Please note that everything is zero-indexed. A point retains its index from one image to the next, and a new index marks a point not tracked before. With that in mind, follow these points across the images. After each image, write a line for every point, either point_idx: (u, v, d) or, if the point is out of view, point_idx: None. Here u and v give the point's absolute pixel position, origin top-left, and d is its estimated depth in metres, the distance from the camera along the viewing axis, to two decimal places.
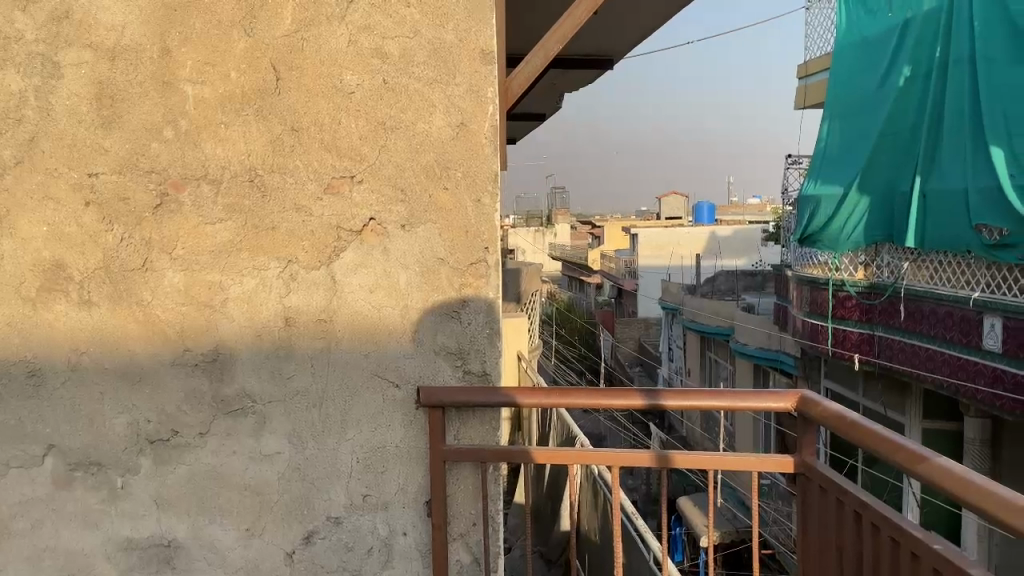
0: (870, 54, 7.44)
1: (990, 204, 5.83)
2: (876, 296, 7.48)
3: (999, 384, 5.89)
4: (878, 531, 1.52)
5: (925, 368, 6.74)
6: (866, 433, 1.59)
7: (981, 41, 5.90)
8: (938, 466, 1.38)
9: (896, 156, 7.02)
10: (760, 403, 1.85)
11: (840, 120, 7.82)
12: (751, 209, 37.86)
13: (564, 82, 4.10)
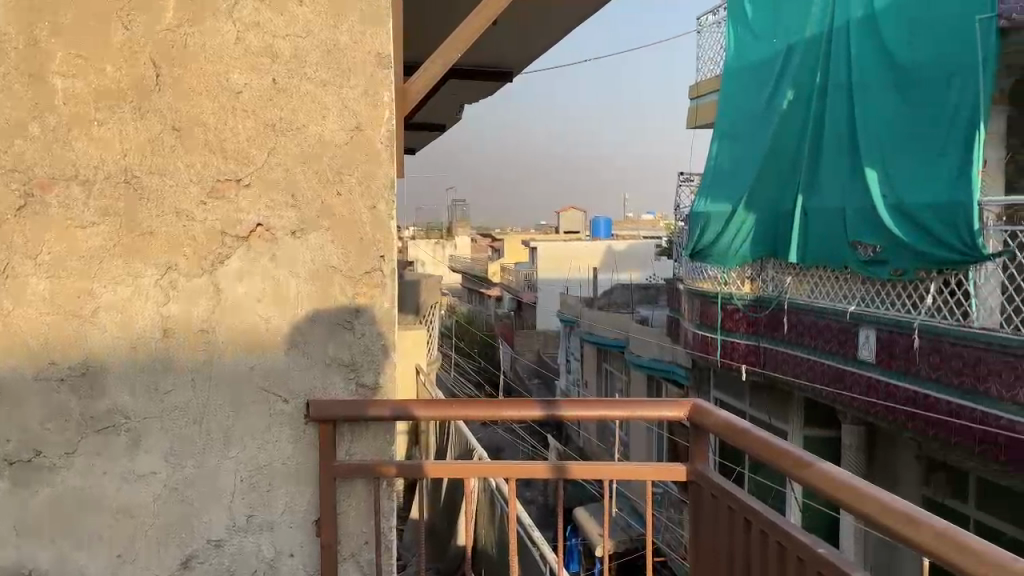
0: (755, 78, 7.79)
1: (867, 223, 6.21)
2: (761, 309, 7.77)
3: (874, 393, 6.24)
4: (765, 537, 1.56)
5: (806, 378, 7.07)
6: (754, 439, 1.62)
7: (858, 69, 6.29)
8: (820, 470, 1.42)
9: (780, 176, 7.37)
10: (655, 413, 1.87)
11: (728, 140, 8.14)
12: (645, 225, 38.98)
13: (465, 91, 4.07)
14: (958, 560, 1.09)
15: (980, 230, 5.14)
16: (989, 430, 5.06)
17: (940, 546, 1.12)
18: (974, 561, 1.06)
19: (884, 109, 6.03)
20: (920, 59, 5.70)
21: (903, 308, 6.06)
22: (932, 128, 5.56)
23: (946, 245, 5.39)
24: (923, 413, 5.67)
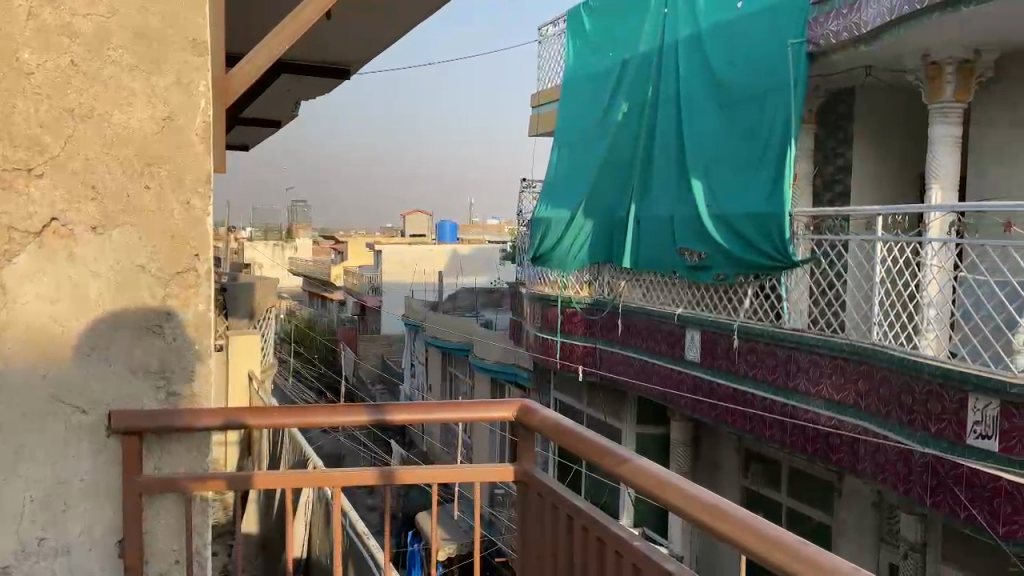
0: (592, 89, 8.07)
1: (692, 231, 6.59)
2: (598, 312, 8.04)
3: (699, 391, 6.64)
4: (587, 532, 1.59)
5: (639, 377, 7.40)
6: (576, 437, 1.66)
7: (687, 84, 6.67)
8: (637, 466, 1.48)
9: (615, 185, 7.68)
10: (483, 414, 1.87)
11: (567, 148, 8.39)
12: (489, 229, 39.49)
13: (297, 87, 3.93)
14: (762, 548, 1.17)
15: (790, 239, 5.60)
16: (802, 424, 5.54)
17: (746, 536, 1.20)
18: (772, 547, 1.15)
19: (710, 123, 6.42)
20: (740, 77, 6.11)
21: (724, 312, 6.48)
22: (750, 143, 5.99)
23: (762, 252, 5.82)
24: (744, 410, 6.11)
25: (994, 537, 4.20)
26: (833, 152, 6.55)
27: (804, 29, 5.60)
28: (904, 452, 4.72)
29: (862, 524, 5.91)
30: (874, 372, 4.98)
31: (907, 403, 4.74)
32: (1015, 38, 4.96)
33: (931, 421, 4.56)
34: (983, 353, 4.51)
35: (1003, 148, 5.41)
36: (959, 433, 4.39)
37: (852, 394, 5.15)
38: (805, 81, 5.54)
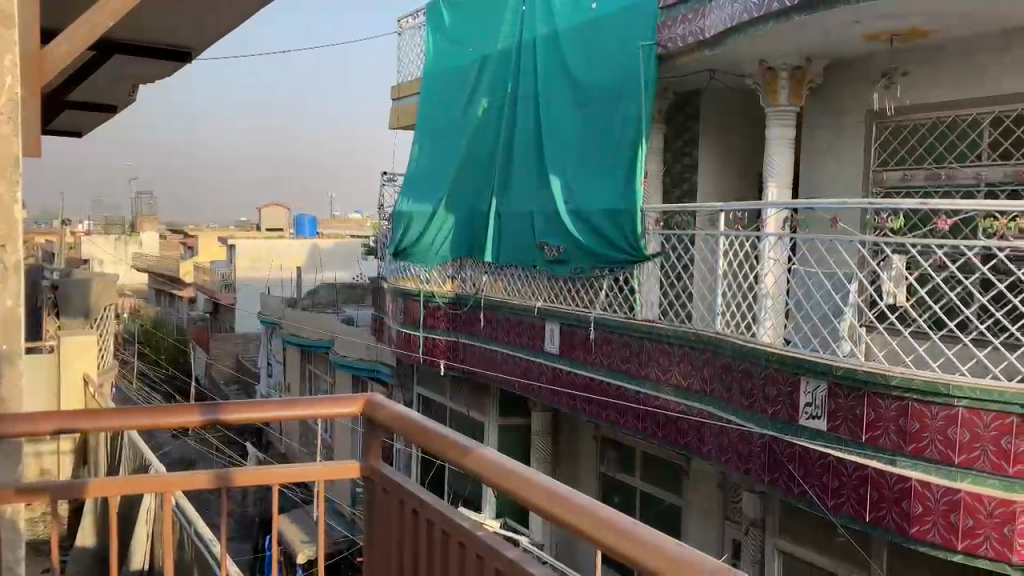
0: (451, 84, 8.06)
1: (550, 226, 6.73)
2: (459, 306, 8.05)
3: (557, 382, 6.80)
4: (431, 526, 1.58)
5: (501, 370, 7.49)
6: (420, 430, 1.65)
7: (544, 83, 6.79)
8: (482, 456, 1.48)
9: (477, 180, 7.72)
10: (325, 410, 1.85)
11: (428, 142, 8.34)
12: (350, 224, 38.74)
13: (133, 71, 3.71)
14: (602, 536, 1.19)
15: (642, 234, 5.82)
16: (655, 411, 5.80)
17: (588, 525, 1.22)
18: (612, 536, 1.17)
19: (567, 122, 6.58)
20: (595, 77, 6.29)
21: (581, 305, 6.65)
22: (604, 140, 6.18)
23: (616, 246, 6.03)
24: (601, 400, 6.31)
25: (824, 509, 4.57)
26: (680, 151, 6.87)
27: (653, 32, 5.84)
28: (746, 434, 5.04)
29: (707, 505, 6.27)
30: (717, 360, 5.28)
31: (747, 388, 5.05)
32: (840, 48, 5.37)
33: (768, 404, 4.88)
34: (814, 340, 4.87)
35: (830, 150, 5.86)
36: (793, 415, 4.72)
37: (699, 382, 5.44)
38: (654, 82, 5.78)
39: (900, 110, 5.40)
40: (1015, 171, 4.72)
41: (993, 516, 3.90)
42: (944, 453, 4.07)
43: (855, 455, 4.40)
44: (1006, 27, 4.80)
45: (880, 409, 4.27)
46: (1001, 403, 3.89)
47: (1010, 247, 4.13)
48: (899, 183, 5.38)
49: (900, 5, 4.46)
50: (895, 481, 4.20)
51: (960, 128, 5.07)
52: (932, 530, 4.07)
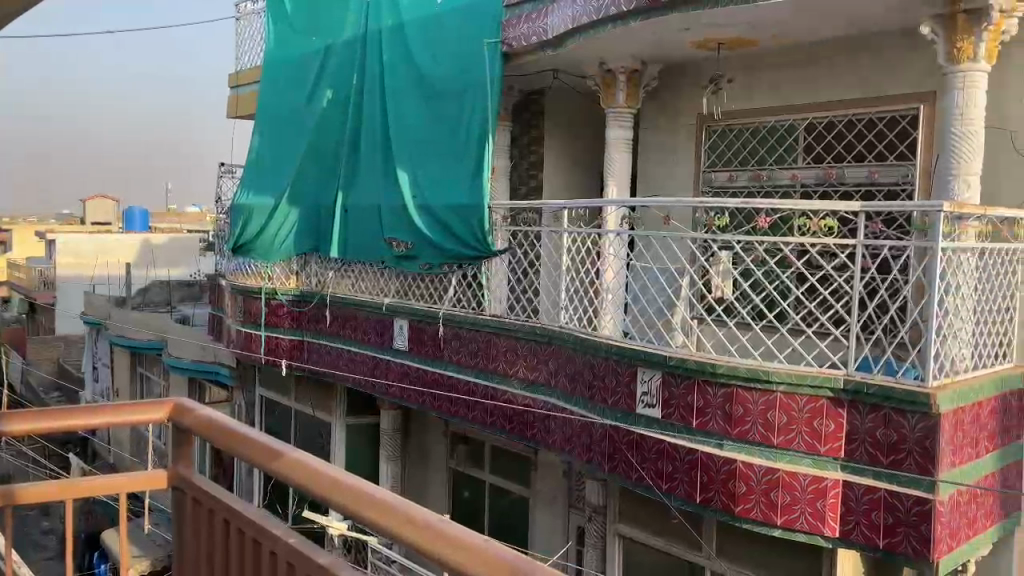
0: (293, 75, 7.78)
1: (397, 221, 6.64)
2: (304, 303, 7.81)
3: (405, 379, 6.73)
4: (243, 534, 1.52)
5: (348, 369, 7.32)
6: (233, 434, 1.58)
7: (390, 77, 6.69)
8: (297, 461, 1.42)
9: (322, 173, 7.51)
10: (128, 417, 1.73)
11: (270, 132, 8.03)
12: (186, 217, 36.66)
13: None
14: (412, 534, 1.17)
15: (489, 230, 5.86)
16: (502, 405, 5.86)
17: (398, 523, 1.19)
18: (426, 536, 1.14)
19: (413, 116, 6.51)
20: (441, 72, 6.27)
21: (429, 301, 6.62)
22: (451, 136, 6.17)
23: (464, 241, 6.04)
24: (450, 396, 6.30)
25: (658, 493, 4.78)
26: (527, 149, 6.99)
27: (497, 30, 5.88)
28: (587, 423, 5.20)
29: (554, 493, 6.46)
30: (561, 353, 5.43)
31: (589, 379, 5.21)
32: (672, 53, 5.64)
33: (608, 394, 5.06)
34: (650, 332, 5.10)
35: (665, 151, 6.14)
36: (631, 404, 4.92)
37: (544, 375, 5.57)
38: (499, 80, 5.83)
39: (726, 115, 5.74)
40: (825, 173, 5.14)
41: (807, 492, 4.25)
42: (764, 435, 4.35)
43: (686, 441, 4.64)
44: (817, 41, 5.21)
45: (708, 396, 4.53)
46: (813, 387, 4.23)
47: (821, 244, 4.49)
48: (726, 183, 5.73)
49: (724, 16, 4.73)
50: (722, 463, 4.46)
51: (779, 132, 5.45)
52: (755, 507, 4.36)
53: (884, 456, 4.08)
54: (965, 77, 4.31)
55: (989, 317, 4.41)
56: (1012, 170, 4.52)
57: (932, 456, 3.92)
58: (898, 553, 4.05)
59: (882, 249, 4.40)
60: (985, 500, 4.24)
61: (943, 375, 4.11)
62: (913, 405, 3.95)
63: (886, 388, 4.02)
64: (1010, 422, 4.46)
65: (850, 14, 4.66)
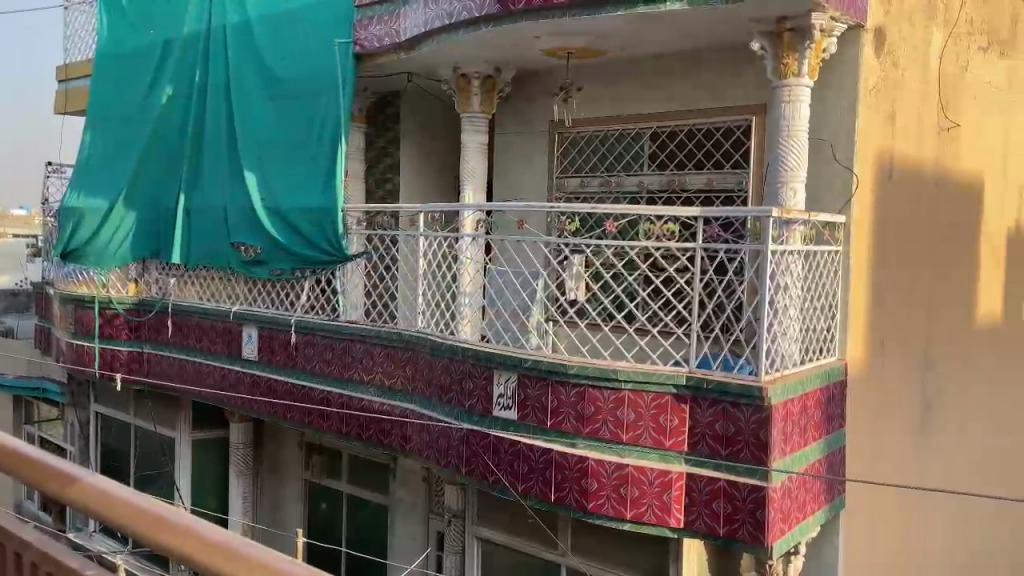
0: (127, 71, 7.32)
1: (245, 224, 6.39)
2: (144, 312, 7.37)
3: (256, 390, 6.46)
4: (36, 568, 1.49)
5: (193, 381, 6.95)
6: (23, 459, 1.45)
7: (237, 76, 6.43)
8: (92, 487, 1.32)
9: (162, 173, 7.10)
10: None
11: (103, 129, 7.50)
12: (14, 220, 33.72)
13: None
14: (204, 557, 1.11)
15: (343, 233, 5.73)
16: (358, 413, 5.74)
17: (191, 546, 1.14)
18: (224, 561, 1.09)
19: (261, 116, 6.28)
20: (290, 71, 6.08)
21: (280, 307, 6.41)
22: (302, 137, 5.99)
23: (316, 245, 5.88)
24: (303, 405, 6.10)
25: (514, 494, 4.80)
26: (382, 152, 6.91)
27: (350, 30, 5.78)
28: (444, 428, 5.17)
29: (413, 500, 6.41)
30: (418, 358, 5.38)
31: (446, 384, 5.19)
32: (524, 60, 5.72)
33: (465, 398, 5.06)
34: (506, 334, 5.15)
35: (519, 156, 6.22)
36: (487, 406, 4.94)
37: (401, 380, 5.51)
38: (351, 81, 5.73)
39: (576, 122, 5.90)
40: (669, 181, 5.41)
41: (655, 486, 4.40)
42: (614, 433, 4.48)
43: (540, 441, 4.70)
44: (660, 53, 5.44)
45: (562, 396, 4.61)
46: (658, 384, 4.42)
47: (665, 247, 4.68)
48: (577, 189, 5.89)
49: (574, 25, 4.85)
50: (575, 462, 4.53)
51: (626, 140, 5.66)
52: (606, 503, 4.46)
53: (723, 448, 4.32)
54: (792, 90, 4.62)
55: (813, 315, 4.75)
56: (832, 178, 4.88)
57: (765, 446, 4.18)
58: (737, 539, 4.27)
59: (720, 251, 4.62)
60: (813, 485, 4.54)
61: (773, 370, 4.40)
62: (748, 397, 4.21)
63: (724, 383, 4.27)
64: (834, 410, 4.81)
65: (689, 28, 4.89)
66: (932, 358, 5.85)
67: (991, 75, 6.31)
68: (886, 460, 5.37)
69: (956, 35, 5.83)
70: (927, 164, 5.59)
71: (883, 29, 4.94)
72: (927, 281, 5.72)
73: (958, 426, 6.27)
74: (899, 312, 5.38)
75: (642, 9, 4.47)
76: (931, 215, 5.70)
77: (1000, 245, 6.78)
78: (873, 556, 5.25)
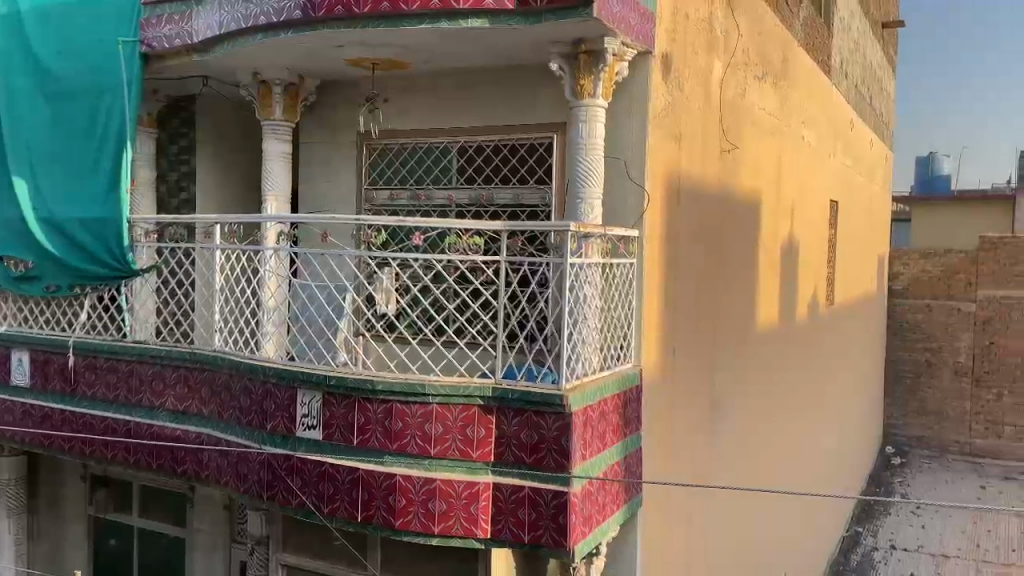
0: None
1: (14, 237, 5.78)
2: None
3: (27, 420, 5.83)
4: None
5: None
6: None
7: (1, 73, 5.79)
8: None
9: None
10: None
11: None
12: None
13: None
14: None
15: (130, 246, 5.32)
16: (148, 440, 5.32)
17: None
18: None
19: (31, 118, 5.70)
20: (66, 70, 5.56)
21: (59, 329, 5.87)
22: (80, 141, 5.51)
23: (98, 259, 5.42)
24: (83, 435, 5.57)
25: (319, 517, 4.64)
26: (177, 159, 6.51)
27: (136, 29, 5.38)
28: (243, 452, 4.90)
29: (214, 528, 6.05)
30: (215, 379, 5.08)
31: (245, 404, 4.92)
32: (328, 70, 5.59)
33: (266, 419, 4.82)
34: (311, 351, 4.98)
35: (324, 166, 6.07)
36: (290, 427, 4.74)
37: (195, 403, 5.19)
38: (137, 84, 5.35)
39: (383, 134, 5.84)
40: (477, 195, 5.48)
41: (462, 498, 4.41)
42: (422, 447, 4.44)
43: (346, 460, 4.57)
44: (464, 69, 5.50)
45: (368, 413, 4.50)
46: (465, 396, 4.44)
47: (471, 260, 4.72)
48: (386, 202, 5.81)
49: (377, 37, 4.80)
50: (383, 479, 4.45)
51: (434, 154, 5.67)
52: (414, 519, 4.40)
53: (527, 456, 4.41)
54: (588, 110, 4.83)
55: (610, 324, 4.97)
56: (627, 194, 5.13)
57: (567, 452, 4.31)
58: (542, 545, 4.37)
59: (523, 264, 4.72)
60: (612, 487, 4.75)
61: (575, 378, 4.54)
62: (551, 406, 4.32)
63: (527, 393, 4.37)
64: (631, 414, 5.06)
65: (490, 47, 4.99)
66: (718, 362, 6.32)
67: (765, 102, 6.94)
68: (680, 460, 5.73)
69: (735, 65, 6.33)
70: (710, 182, 6.04)
71: (670, 56, 5.28)
72: (713, 291, 6.18)
73: (742, 423, 6.82)
74: (688, 320, 5.76)
75: (444, 24, 4.52)
76: (715, 229, 6.17)
77: (776, 257, 7.47)
78: (670, 550, 5.57)
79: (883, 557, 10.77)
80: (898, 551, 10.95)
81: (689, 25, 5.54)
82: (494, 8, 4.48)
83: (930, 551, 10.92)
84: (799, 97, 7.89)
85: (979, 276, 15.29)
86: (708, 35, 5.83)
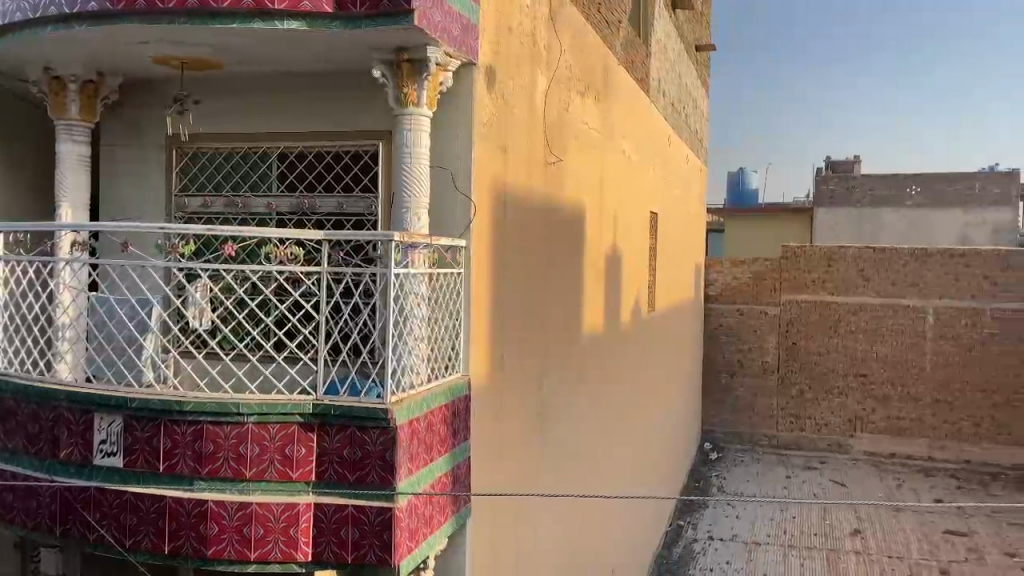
0: None
1: None
2: None
3: None
4: None
5: None
6: None
7: None
8: None
9: None
10: None
11: None
12: None
13: None
14: None
15: None
16: None
17: None
18: None
19: None
20: None
21: None
22: None
23: None
24: None
25: (121, 551, 4.28)
26: None
27: None
28: (31, 485, 4.45)
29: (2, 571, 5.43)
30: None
31: (34, 432, 4.47)
32: (133, 68, 5.20)
33: (59, 447, 4.40)
34: (111, 371, 4.60)
35: (128, 171, 5.64)
36: (86, 455, 4.34)
37: None
38: None
39: (195, 137, 5.49)
40: (298, 203, 5.28)
41: (281, 521, 4.20)
42: (235, 470, 4.19)
43: (150, 488, 4.24)
44: (283, 72, 5.28)
45: (176, 436, 4.20)
46: (283, 414, 4.22)
47: (290, 271, 4.51)
48: (199, 209, 5.47)
49: (186, 35, 4.51)
50: (192, 507, 4.16)
51: (252, 159, 5.43)
52: (227, 547, 4.15)
53: (350, 474, 4.26)
54: (413, 118, 4.77)
55: (436, 334, 4.91)
56: (452, 205, 5.09)
57: (392, 467, 4.21)
58: (365, 564, 4.24)
59: (345, 275, 4.57)
60: (440, 500, 4.68)
61: (400, 391, 4.45)
62: (375, 420, 4.21)
63: (350, 408, 4.23)
64: (459, 424, 5.02)
65: (309, 51, 4.82)
66: (545, 369, 6.44)
67: (587, 118, 7.19)
68: (508, 470, 5.77)
69: (558, 80, 6.50)
70: (535, 194, 6.15)
71: (493, 69, 5.33)
72: (540, 299, 6.31)
73: (568, 428, 6.99)
74: (514, 330, 5.82)
75: (258, 25, 4.31)
76: (541, 240, 6.30)
77: (599, 265, 7.73)
78: (499, 558, 5.58)
79: (701, 548, 11.43)
80: (715, 541, 11.66)
81: (512, 39, 5.62)
82: (311, 11, 4.34)
83: (743, 539, 11.73)
84: (620, 114, 8.25)
85: (783, 282, 16.64)
86: (531, 50, 5.94)
